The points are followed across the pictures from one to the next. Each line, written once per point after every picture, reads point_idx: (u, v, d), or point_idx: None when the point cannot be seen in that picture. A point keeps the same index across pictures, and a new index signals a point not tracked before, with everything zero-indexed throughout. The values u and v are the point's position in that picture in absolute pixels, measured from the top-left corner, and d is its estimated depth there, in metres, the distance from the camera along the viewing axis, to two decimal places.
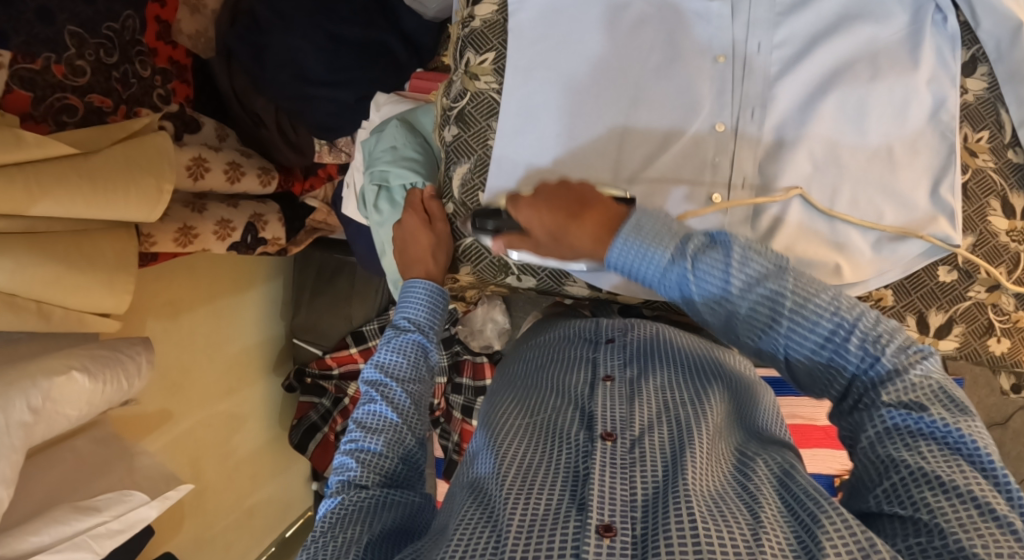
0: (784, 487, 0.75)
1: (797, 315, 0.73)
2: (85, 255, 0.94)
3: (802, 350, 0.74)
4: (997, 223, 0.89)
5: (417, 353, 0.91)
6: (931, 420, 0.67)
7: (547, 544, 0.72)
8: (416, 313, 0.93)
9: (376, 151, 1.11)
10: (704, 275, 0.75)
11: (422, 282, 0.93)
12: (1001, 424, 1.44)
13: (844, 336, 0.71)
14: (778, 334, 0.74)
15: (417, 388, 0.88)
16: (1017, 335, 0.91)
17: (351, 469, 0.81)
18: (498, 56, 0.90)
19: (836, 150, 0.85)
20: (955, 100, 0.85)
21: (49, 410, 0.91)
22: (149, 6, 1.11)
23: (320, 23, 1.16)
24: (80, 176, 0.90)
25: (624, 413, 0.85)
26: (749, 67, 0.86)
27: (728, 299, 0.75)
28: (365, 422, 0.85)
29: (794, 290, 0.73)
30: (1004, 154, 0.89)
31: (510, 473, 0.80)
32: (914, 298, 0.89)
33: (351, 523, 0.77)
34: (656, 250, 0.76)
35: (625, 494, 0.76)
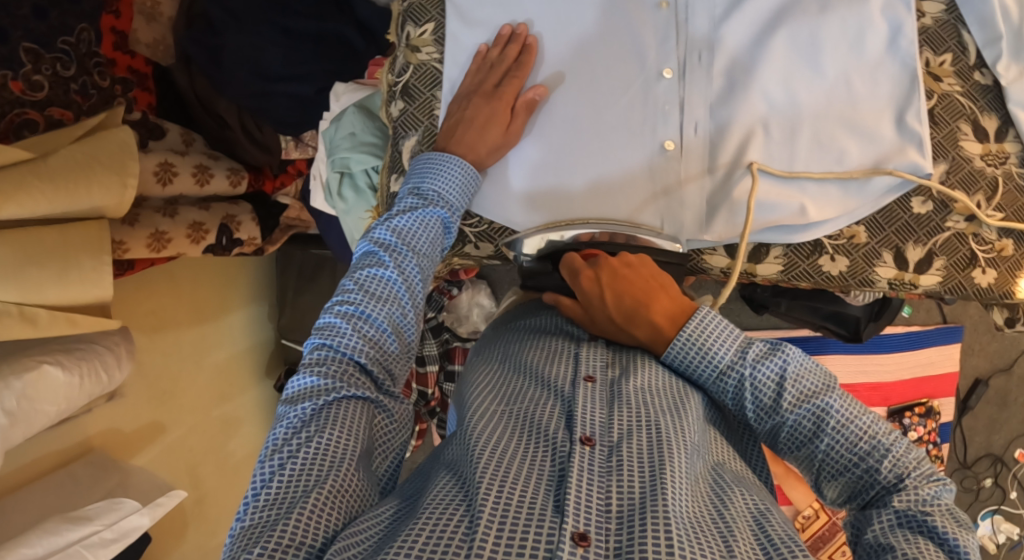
0: (758, 523, 0.69)
1: (840, 430, 0.70)
2: (61, 241, 0.94)
3: (837, 460, 0.70)
4: (970, 148, 0.85)
5: (437, 234, 0.81)
6: (937, 526, 0.63)
7: (517, 548, 0.64)
8: (444, 186, 0.81)
9: (334, 139, 1.11)
10: (754, 396, 0.73)
11: (461, 162, 0.81)
12: (1005, 370, 1.42)
13: (877, 457, 0.69)
14: (834, 468, 0.71)
15: (427, 266, 0.81)
16: (1003, 265, 0.87)
17: (350, 342, 0.75)
18: (437, 27, 0.89)
19: (791, 89, 0.82)
20: (912, 25, 0.81)
21: (23, 411, 0.92)
22: (103, 17, 1.10)
23: (271, 17, 1.17)
24: (41, 181, 0.90)
25: (603, 413, 0.77)
26: (693, 10, 0.83)
27: (776, 417, 0.72)
28: (368, 287, 0.78)
29: (839, 409, 0.70)
30: (970, 76, 0.85)
31: (485, 456, 0.71)
32: (890, 233, 0.85)
33: (335, 423, 0.71)
34: (715, 350, 0.74)
35: (601, 501, 0.68)
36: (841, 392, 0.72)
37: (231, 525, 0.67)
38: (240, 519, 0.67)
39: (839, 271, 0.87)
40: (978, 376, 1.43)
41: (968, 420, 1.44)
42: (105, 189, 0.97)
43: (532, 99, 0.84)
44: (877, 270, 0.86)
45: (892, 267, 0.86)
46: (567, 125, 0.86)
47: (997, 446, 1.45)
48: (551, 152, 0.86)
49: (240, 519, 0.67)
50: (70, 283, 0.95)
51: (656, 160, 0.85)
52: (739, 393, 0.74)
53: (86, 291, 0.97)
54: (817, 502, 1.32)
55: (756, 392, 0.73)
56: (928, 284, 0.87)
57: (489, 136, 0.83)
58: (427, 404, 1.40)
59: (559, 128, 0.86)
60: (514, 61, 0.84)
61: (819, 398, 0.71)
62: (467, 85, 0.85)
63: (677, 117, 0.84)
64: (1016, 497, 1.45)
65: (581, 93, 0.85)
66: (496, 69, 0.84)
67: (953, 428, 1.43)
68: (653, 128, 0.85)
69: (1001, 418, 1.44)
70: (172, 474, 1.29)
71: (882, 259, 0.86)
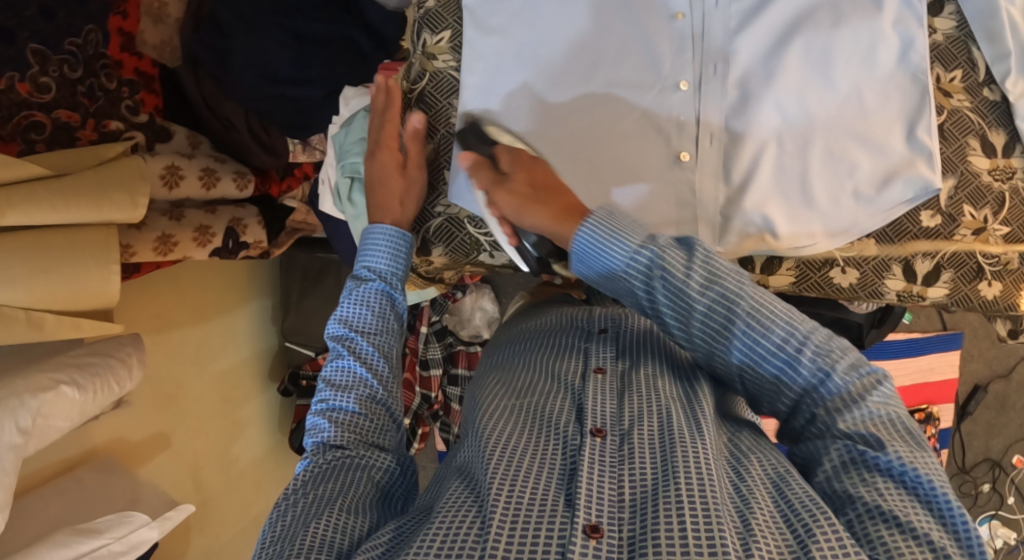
0: (776, 487, 0.69)
1: (752, 317, 0.68)
2: (68, 243, 0.93)
3: (752, 357, 0.69)
4: (978, 162, 0.86)
5: (383, 303, 0.87)
6: (887, 457, 0.64)
7: (530, 542, 0.66)
8: (378, 261, 0.88)
9: (345, 144, 1.11)
10: (660, 279, 0.71)
11: (387, 228, 0.88)
12: (1004, 376, 1.44)
13: (798, 346, 0.68)
14: (752, 362, 0.70)
15: (384, 340, 0.86)
16: (1008, 278, 0.88)
17: (324, 429, 0.79)
18: (453, 34, 0.90)
19: (805, 102, 0.83)
20: (923, 40, 0.83)
21: (38, 427, 0.92)
22: (112, 19, 1.10)
23: (281, 20, 1.17)
24: (50, 194, 0.90)
25: (613, 406, 0.79)
26: (708, 22, 0.84)
27: (687, 304, 0.71)
28: (334, 380, 0.83)
29: (748, 296, 0.69)
30: (979, 92, 0.87)
31: (494, 453, 0.74)
32: (899, 247, 0.87)
33: (327, 479, 0.75)
34: (622, 238, 0.73)
35: (613, 492, 0.70)
36: (747, 279, 0.71)
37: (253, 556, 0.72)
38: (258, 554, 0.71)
39: (850, 282, 0.89)
40: (977, 382, 1.46)
41: (967, 425, 1.47)
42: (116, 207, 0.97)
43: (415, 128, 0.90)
44: (886, 282, 0.89)
45: (900, 280, 0.88)
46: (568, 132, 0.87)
47: (996, 451, 1.47)
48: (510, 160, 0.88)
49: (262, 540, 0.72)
50: (74, 290, 0.95)
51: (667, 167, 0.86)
52: (647, 285, 0.73)
53: (93, 296, 0.97)
54: None
55: (670, 275, 0.71)
56: (935, 296, 0.89)
57: (392, 188, 0.90)
58: (429, 407, 1.39)
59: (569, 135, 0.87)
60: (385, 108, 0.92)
61: (730, 282, 0.70)
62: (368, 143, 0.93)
63: (693, 128, 0.85)
64: (1014, 502, 1.47)
65: (591, 102, 0.86)
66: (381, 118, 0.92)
67: (953, 433, 1.46)
68: (668, 139, 0.86)
69: (1000, 423, 1.46)
70: (176, 478, 1.29)
71: (891, 271, 0.87)
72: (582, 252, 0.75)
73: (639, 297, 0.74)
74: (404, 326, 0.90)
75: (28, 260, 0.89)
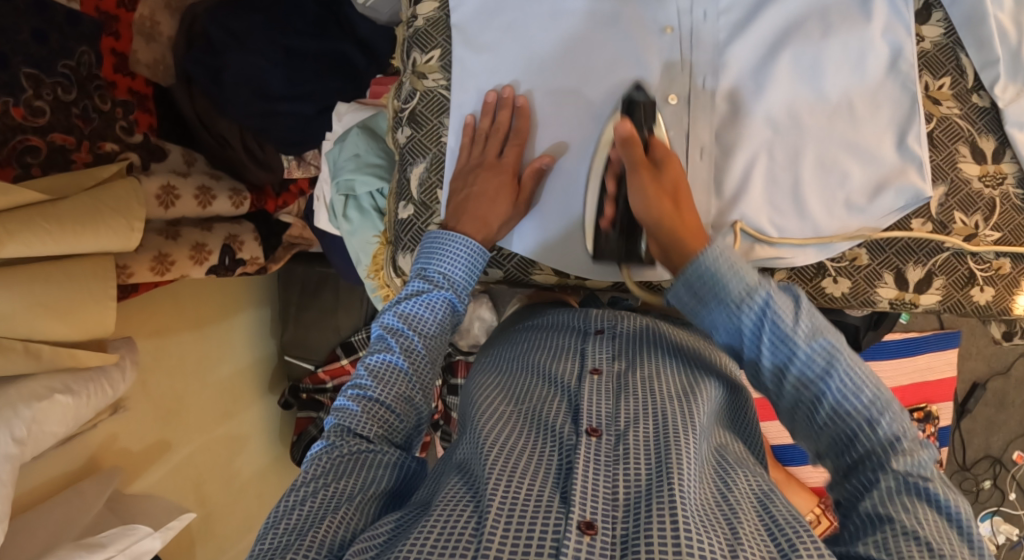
0: (761, 504, 0.72)
1: (851, 369, 0.70)
2: (66, 278, 0.97)
3: (840, 405, 0.70)
4: (968, 169, 0.87)
5: (444, 313, 0.84)
6: (938, 494, 0.66)
7: (525, 538, 0.67)
8: (450, 268, 0.84)
9: (339, 160, 1.13)
10: (766, 322, 0.73)
11: (467, 240, 0.83)
12: (1003, 373, 1.44)
13: (883, 407, 0.70)
14: (836, 418, 0.71)
15: (436, 347, 0.84)
16: (1000, 283, 0.89)
17: (353, 415, 0.79)
18: (443, 53, 0.90)
19: (795, 113, 0.84)
20: (912, 48, 0.83)
21: (33, 435, 0.94)
22: (104, 39, 1.11)
23: (274, 37, 1.19)
24: (47, 221, 0.91)
25: (609, 408, 0.80)
26: (697, 37, 0.84)
27: (791, 346, 0.72)
28: (376, 370, 0.82)
29: (847, 354, 0.71)
30: (969, 99, 0.87)
31: (493, 452, 0.75)
32: (890, 255, 0.87)
33: (345, 474, 0.76)
34: (734, 282, 0.74)
35: (607, 491, 0.71)
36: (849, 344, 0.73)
37: (256, 543, 0.72)
38: (261, 539, 0.72)
39: (842, 292, 0.88)
40: (976, 379, 1.45)
41: (966, 422, 1.47)
42: (113, 231, 1.00)
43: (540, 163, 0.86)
44: (878, 291, 0.88)
45: (892, 287, 0.88)
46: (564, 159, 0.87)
47: (996, 447, 1.47)
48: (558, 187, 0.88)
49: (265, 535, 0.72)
50: (71, 308, 0.97)
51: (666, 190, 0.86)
52: (754, 325, 0.73)
53: (89, 327, 1.00)
54: (819, 507, 1.32)
55: (778, 329, 0.72)
56: (928, 303, 0.89)
57: (497, 209, 0.85)
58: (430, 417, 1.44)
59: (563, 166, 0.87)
60: (508, 128, 0.86)
61: (831, 341, 0.72)
62: (468, 162, 0.87)
63: (684, 142, 0.85)
64: (1016, 498, 1.47)
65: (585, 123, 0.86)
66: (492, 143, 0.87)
67: (953, 431, 1.46)
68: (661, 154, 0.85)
69: (1000, 419, 1.46)
70: (180, 491, 1.30)
71: (883, 280, 0.87)
72: (693, 280, 0.76)
73: (737, 339, 0.75)
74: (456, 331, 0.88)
75: (27, 294, 0.92)
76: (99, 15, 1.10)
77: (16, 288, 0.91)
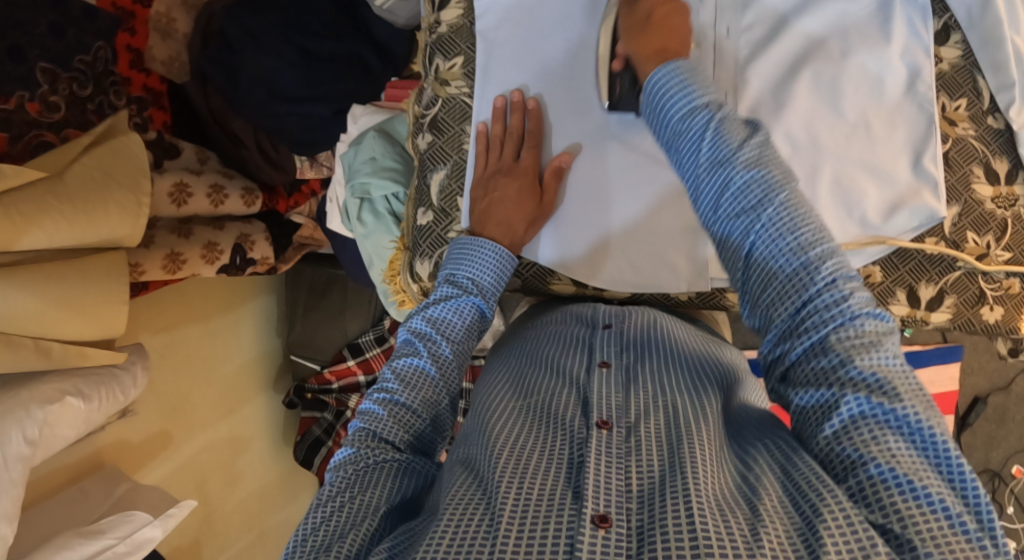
0: (784, 475, 0.70)
1: (788, 202, 0.70)
2: (80, 276, 0.97)
3: (773, 249, 0.70)
4: (982, 190, 0.88)
5: (472, 319, 0.85)
6: (901, 413, 0.65)
7: (540, 536, 0.68)
8: (481, 275, 0.85)
9: (354, 163, 1.13)
10: (713, 139, 0.72)
11: (496, 246, 0.84)
12: (1003, 389, 1.45)
13: (821, 256, 0.69)
14: (768, 262, 0.71)
15: (464, 352, 0.84)
16: (1009, 302, 0.90)
17: (379, 420, 0.79)
18: (466, 60, 0.92)
19: (813, 131, 0.85)
20: (929, 69, 0.84)
21: (45, 438, 0.97)
22: (119, 35, 1.12)
23: (289, 37, 1.19)
24: (57, 199, 0.92)
25: (620, 400, 0.81)
26: (720, 52, 0.85)
27: (726, 170, 0.71)
28: (403, 374, 0.82)
29: (786, 187, 0.71)
30: (984, 121, 0.88)
31: (503, 453, 0.76)
32: (903, 272, 0.88)
33: (371, 484, 0.76)
34: (687, 89, 0.74)
35: (621, 483, 0.72)
36: (793, 176, 0.72)
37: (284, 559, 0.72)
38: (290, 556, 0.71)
39: None
40: (977, 393, 1.46)
41: (967, 436, 1.47)
42: (121, 205, 1.00)
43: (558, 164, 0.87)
44: (890, 308, 0.89)
45: (904, 305, 0.88)
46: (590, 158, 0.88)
47: (996, 462, 1.48)
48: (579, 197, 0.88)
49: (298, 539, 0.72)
50: (84, 307, 0.97)
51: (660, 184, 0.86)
52: (695, 144, 0.73)
53: (102, 324, 1.00)
54: None
55: (731, 148, 0.72)
56: (938, 321, 0.90)
57: (521, 212, 0.86)
58: None
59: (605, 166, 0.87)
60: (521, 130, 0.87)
61: (774, 169, 0.71)
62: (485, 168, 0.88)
63: None
64: (1012, 512, 1.48)
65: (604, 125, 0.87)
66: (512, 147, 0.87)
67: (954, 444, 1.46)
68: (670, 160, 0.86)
69: (999, 435, 1.47)
70: (180, 488, 1.29)
71: (896, 297, 0.88)
72: (652, 93, 0.76)
73: (680, 156, 0.75)
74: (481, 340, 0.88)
75: (40, 293, 0.92)
76: (117, 11, 1.12)
77: (29, 286, 0.91)
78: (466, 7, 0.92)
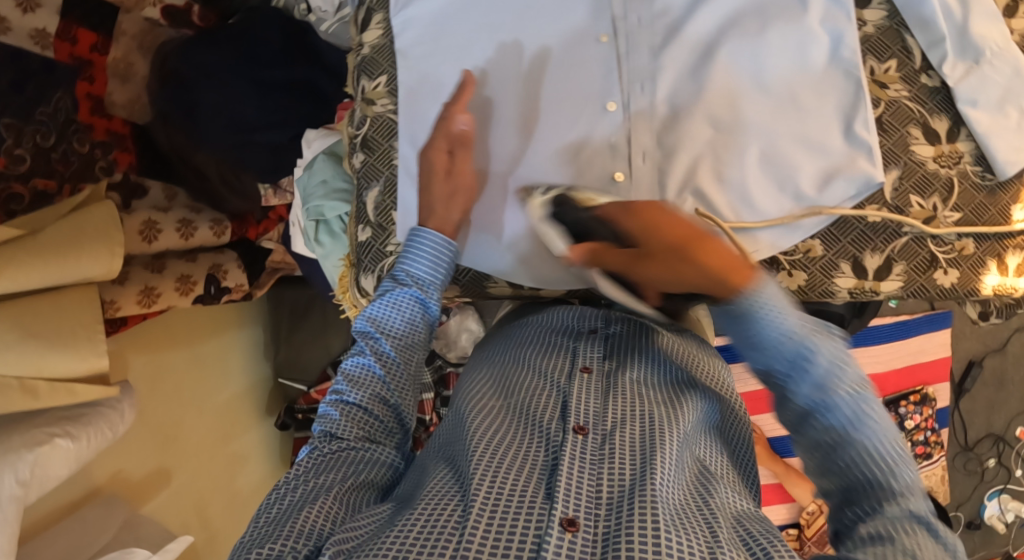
0: (739, 518, 0.75)
1: (873, 415, 0.65)
2: (59, 314, 1.02)
3: (852, 438, 0.65)
4: (922, 151, 0.86)
5: (414, 311, 0.86)
6: (936, 531, 0.61)
7: (507, 535, 0.70)
8: (417, 266, 0.86)
9: (308, 186, 1.17)
10: (809, 369, 0.67)
11: (435, 234, 0.85)
12: (999, 350, 1.41)
13: (902, 460, 0.64)
14: (851, 448, 0.65)
15: (406, 346, 0.86)
16: (964, 264, 0.88)
17: (332, 420, 0.83)
18: (390, 79, 0.94)
19: (738, 111, 0.83)
20: (853, 34, 0.82)
21: (37, 478, 0.99)
22: (79, 84, 1.14)
23: (242, 71, 1.22)
24: (31, 249, 0.97)
25: (597, 407, 0.84)
26: (633, 40, 0.84)
27: (824, 383, 0.66)
28: (353, 376, 0.85)
29: (876, 407, 0.65)
30: (918, 79, 0.86)
31: (480, 448, 0.78)
32: (846, 243, 0.85)
33: (327, 470, 0.80)
34: (767, 309, 0.68)
35: (591, 490, 0.74)
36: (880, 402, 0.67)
37: (249, 528, 0.76)
38: (251, 527, 0.76)
39: (798, 284, 0.86)
40: (971, 357, 1.42)
41: (966, 403, 1.43)
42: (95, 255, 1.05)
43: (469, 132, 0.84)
44: (836, 281, 0.86)
45: (851, 276, 0.86)
46: (466, 120, 0.89)
47: (998, 425, 1.43)
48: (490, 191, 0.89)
49: (261, 516, 0.77)
50: (63, 343, 1.02)
51: (571, 170, 0.86)
52: (784, 353, 0.68)
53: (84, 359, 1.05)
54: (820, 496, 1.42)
55: (823, 375, 0.66)
56: (891, 290, 0.87)
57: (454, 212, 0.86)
58: (426, 429, 1.47)
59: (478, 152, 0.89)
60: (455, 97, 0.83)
61: (866, 390, 0.66)
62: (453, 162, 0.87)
63: (626, 148, 0.85)
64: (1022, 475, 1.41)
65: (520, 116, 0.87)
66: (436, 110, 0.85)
67: (951, 412, 1.42)
68: (593, 153, 0.85)
69: (1000, 399, 1.42)
70: (182, 515, 1.33)
71: (840, 269, 0.86)
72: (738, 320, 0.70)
73: (768, 362, 0.70)
74: (433, 332, 0.89)
75: (24, 330, 0.97)
76: (74, 61, 1.11)
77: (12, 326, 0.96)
78: (385, 27, 0.95)
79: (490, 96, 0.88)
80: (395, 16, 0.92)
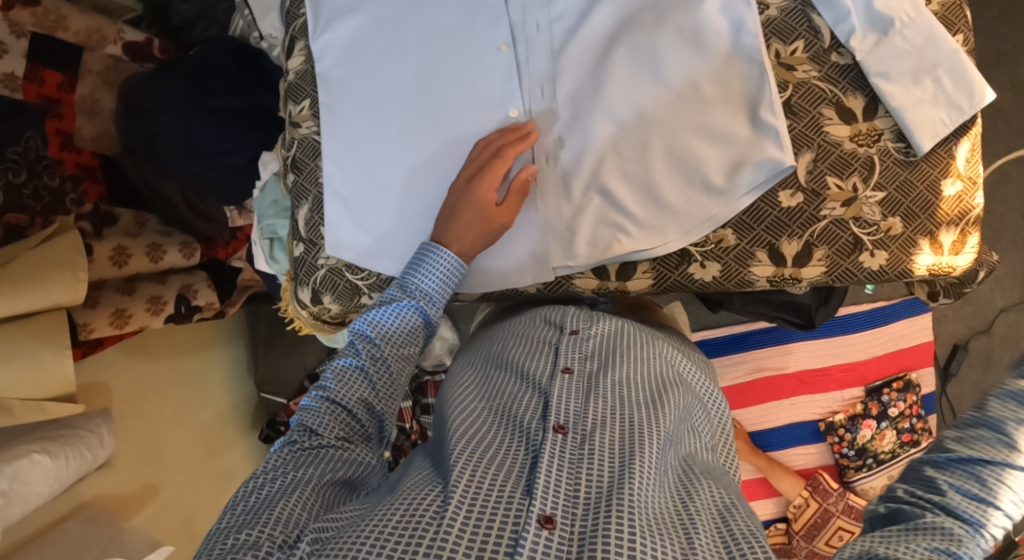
0: (722, 515, 0.70)
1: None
2: (29, 336, 0.97)
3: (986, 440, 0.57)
4: (838, 131, 0.83)
5: (415, 325, 0.82)
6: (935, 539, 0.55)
7: (483, 533, 0.66)
8: (428, 281, 0.83)
9: (261, 206, 1.23)
10: None
11: (446, 253, 0.83)
12: (984, 332, 1.43)
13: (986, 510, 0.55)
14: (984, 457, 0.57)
15: (405, 357, 0.82)
16: (892, 245, 0.85)
17: (315, 415, 0.78)
18: (312, 102, 0.97)
19: (638, 105, 0.83)
20: (754, 19, 0.80)
21: (18, 492, 0.99)
22: (48, 121, 1.15)
23: (196, 100, 1.23)
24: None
25: (578, 405, 0.80)
26: (532, 47, 0.85)
27: None
28: (342, 375, 0.80)
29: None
30: (828, 58, 0.83)
31: (460, 444, 0.75)
32: (760, 231, 0.86)
33: (305, 464, 0.75)
34: None
35: (569, 489, 0.70)
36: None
37: (212, 527, 0.72)
38: (219, 522, 0.72)
39: (712, 275, 0.89)
40: (956, 341, 1.45)
41: (953, 387, 1.46)
42: (61, 286, 0.99)
43: (525, 180, 0.84)
44: (754, 270, 0.87)
45: (767, 264, 0.87)
46: (371, 131, 0.92)
47: None
48: (402, 200, 0.93)
49: (223, 516, 0.72)
50: (36, 366, 0.97)
51: None
52: None
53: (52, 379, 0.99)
54: (807, 490, 1.37)
55: None
56: (812, 275, 0.87)
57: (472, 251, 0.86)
58: (407, 437, 1.43)
59: (391, 164, 0.92)
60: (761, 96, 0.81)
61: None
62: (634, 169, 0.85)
63: (529, 153, 0.87)
64: None
65: (427, 128, 0.89)
66: (489, 149, 0.84)
67: (937, 397, 1.45)
68: (518, 163, 0.88)
69: (988, 380, 1.43)
70: (169, 529, 1.34)
71: (756, 258, 0.87)
72: None
73: None
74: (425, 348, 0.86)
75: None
76: (42, 101, 1.14)
77: None
78: (307, 53, 0.97)
79: (402, 109, 0.90)
80: (315, 41, 0.93)
